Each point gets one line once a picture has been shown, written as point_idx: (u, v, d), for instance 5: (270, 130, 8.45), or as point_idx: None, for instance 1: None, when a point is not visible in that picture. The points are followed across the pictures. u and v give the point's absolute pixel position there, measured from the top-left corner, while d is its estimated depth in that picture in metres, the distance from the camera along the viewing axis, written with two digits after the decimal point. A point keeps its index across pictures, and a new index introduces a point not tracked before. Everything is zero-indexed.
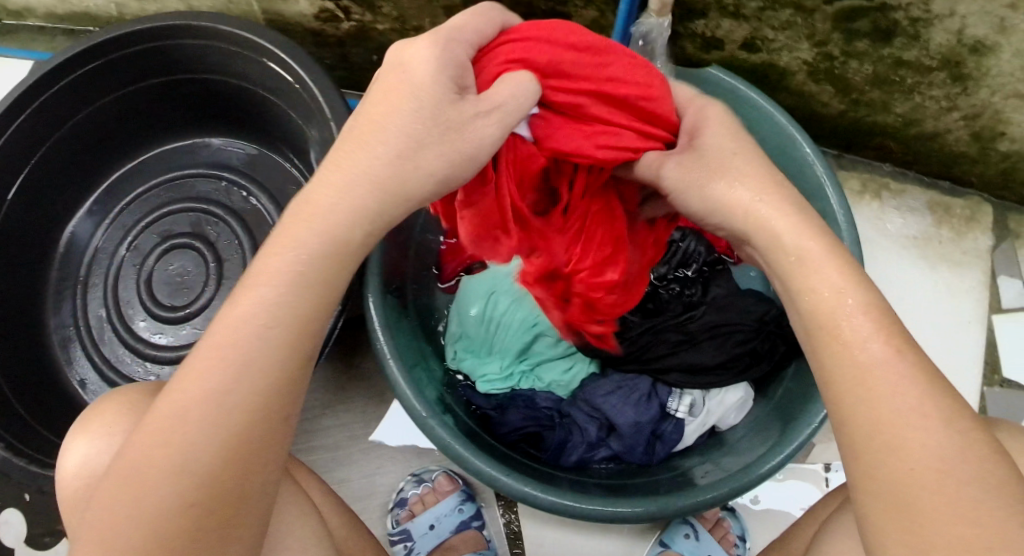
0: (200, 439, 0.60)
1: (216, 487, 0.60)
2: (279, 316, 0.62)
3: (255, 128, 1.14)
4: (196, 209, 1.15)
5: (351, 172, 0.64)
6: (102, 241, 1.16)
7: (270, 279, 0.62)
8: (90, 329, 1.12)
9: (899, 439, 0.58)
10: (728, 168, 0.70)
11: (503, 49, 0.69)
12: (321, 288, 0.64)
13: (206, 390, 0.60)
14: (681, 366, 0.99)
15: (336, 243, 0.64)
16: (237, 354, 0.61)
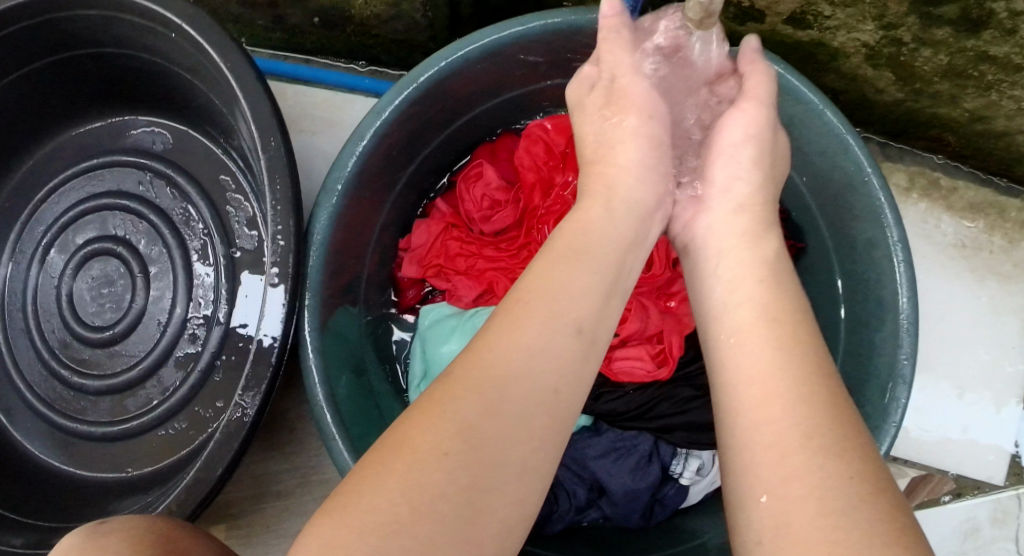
0: (464, 430, 0.49)
1: (456, 489, 0.48)
2: (562, 330, 0.53)
3: (181, 111, 0.92)
4: (119, 202, 0.95)
5: (596, 208, 0.59)
6: (14, 246, 0.98)
7: (549, 294, 0.54)
8: (7, 347, 0.95)
9: (806, 446, 0.48)
10: (765, 147, 0.64)
11: (468, 188, 0.85)
12: (608, 299, 0.56)
13: (494, 373, 0.51)
14: (689, 426, 0.83)
15: (613, 257, 0.57)
16: (501, 377, 0.51)
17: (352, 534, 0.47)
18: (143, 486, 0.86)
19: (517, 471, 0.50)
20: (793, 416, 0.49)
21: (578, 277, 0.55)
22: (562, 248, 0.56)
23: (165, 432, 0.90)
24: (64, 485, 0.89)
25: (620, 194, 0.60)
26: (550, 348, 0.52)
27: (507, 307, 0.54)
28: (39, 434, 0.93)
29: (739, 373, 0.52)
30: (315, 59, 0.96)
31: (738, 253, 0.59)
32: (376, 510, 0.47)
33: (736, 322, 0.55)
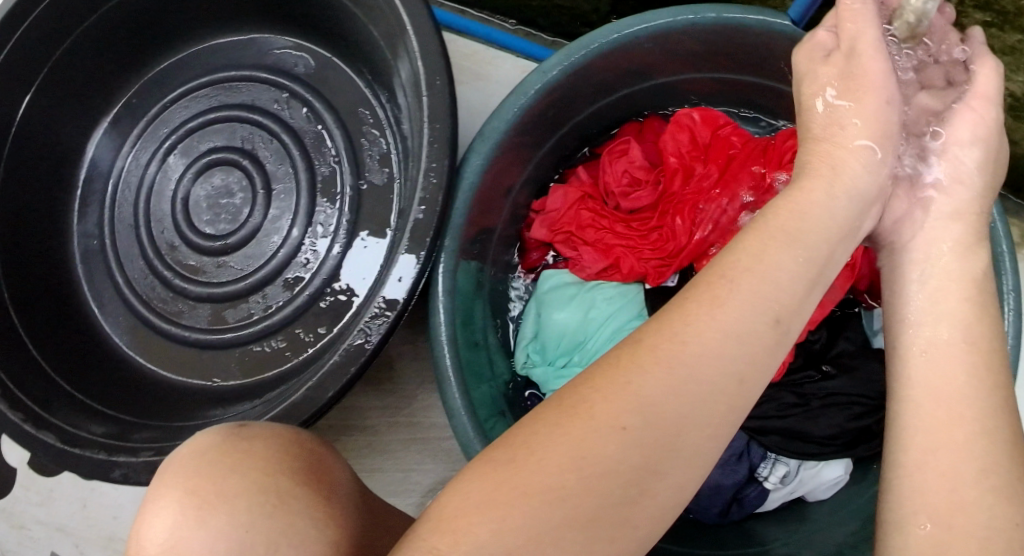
0: (646, 406, 0.50)
1: (627, 464, 0.49)
2: (760, 319, 0.53)
3: (329, 37, 0.91)
4: (250, 118, 0.95)
5: (808, 201, 0.58)
6: (134, 145, 0.99)
7: (755, 274, 0.54)
8: (115, 245, 0.97)
9: (978, 483, 0.51)
10: (992, 150, 0.65)
11: (612, 163, 0.89)
12: (809, 294, 0.55)
13: (686, 354, 0.51)
14: (783, 432, 0.85)
15: (819, 254, 0.56)
16: (693, 359, 0.51)
17: (518, 491, 0.49)
18: (230, 398, 0.88)
19: (689, 457, 0.51)
20: (973, 447, 0.52)
21: (787, 264, 0.55)
22: (774, 226, 0.57)
23: (259, 349, 0.90)
24: (152, 389, 0.91)
25: (843, 181, 0.60)
26: (743, 333, 0.52)
27: (711, 282, 0.54)
28: (127, 330, 0.95)
29: (931, 389, 0.55)
30: (470, 11, 0.97)
31: (942, 268, 0.61)
32: (545, 473, 0.49)
33: (932, 337, 0.58)
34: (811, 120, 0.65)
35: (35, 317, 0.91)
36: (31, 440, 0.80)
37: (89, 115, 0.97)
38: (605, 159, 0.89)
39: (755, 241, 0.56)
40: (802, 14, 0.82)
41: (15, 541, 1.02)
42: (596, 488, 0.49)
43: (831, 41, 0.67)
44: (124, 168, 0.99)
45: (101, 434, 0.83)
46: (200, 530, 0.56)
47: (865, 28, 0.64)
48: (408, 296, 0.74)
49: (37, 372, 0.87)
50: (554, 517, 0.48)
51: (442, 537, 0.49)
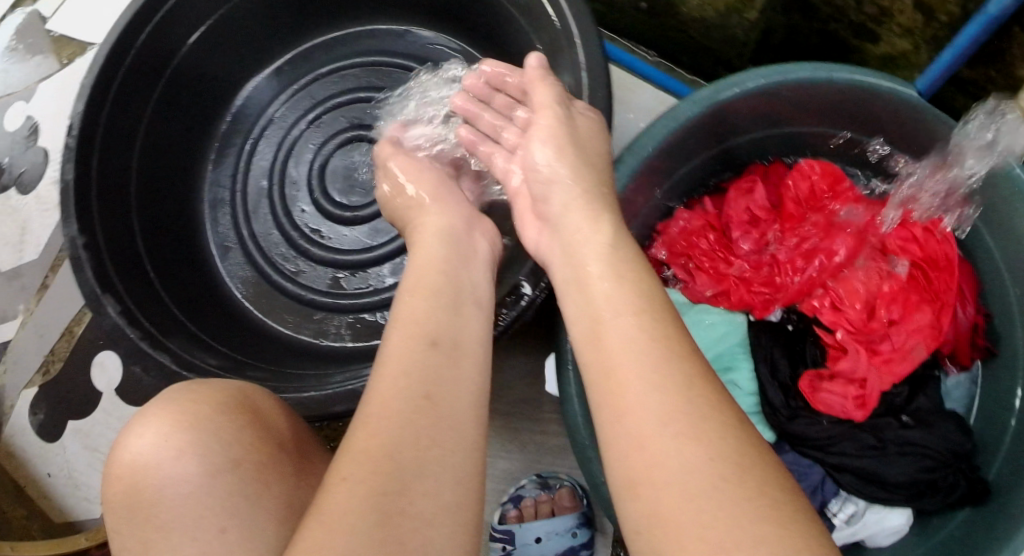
0: (400, 429, 0.53)
1: (391, 469, 0.51)
2: (415, 343, 0.57)
3: (482, 38, 0.97)
4: (396, 103, 1.02)
5: (426, 251, 0.66)
6: (279, 107, 1.06)
7: (404, 322, 0.59)
8: (245, 198, 1.03)
9: (654, 439, 0.51)
10: (564, 146, 0.71)
11: (735, 202, 0.98)
12: (455, 319, 0.60)
13: (405, 383, 0.55)
14: (858, 472, 0.89)
15: (450, 290, 0.62)
16: (397, 401, 0.54)
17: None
18: (340, 358, 0.94)
19: (448, 460, 0.53)
20: (664, 413, 0.52)
21: (422, 308, 0.60)
22: (406, 290, 0.62)
23: (372, 318, 0.97)
24: (261, 335, 0.96)
25: (443, 242, 0.68)
26: (432, 365, 0.56)
27: (400, 325, 0.59)
28: (245, 279, 1.01)
29: (611, 374, 0.55)
30: (618, 39, 1.07)
31: (580, 238, 0.64)
32: (340, 513, 0.49)
33: (607, 332, 0.57)
34: (406, 205, 0.76)
35: (160, 249, 0.96)
36: (147, 358, 0.84)
37: (237, 71, 1.04)
38: (730, 197, 0.98)
39: (409, 298, 0.62)
40: (930, 86, 0.86)
41: (87, 461, 1.04)
42: (396, 508, 0.50)
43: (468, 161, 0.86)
44: (267, 125, 1.05)
45: (215, 364, 0.87)
46: (140, 439, 0.68)
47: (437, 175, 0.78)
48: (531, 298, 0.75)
49: (156, 298, 0.91)
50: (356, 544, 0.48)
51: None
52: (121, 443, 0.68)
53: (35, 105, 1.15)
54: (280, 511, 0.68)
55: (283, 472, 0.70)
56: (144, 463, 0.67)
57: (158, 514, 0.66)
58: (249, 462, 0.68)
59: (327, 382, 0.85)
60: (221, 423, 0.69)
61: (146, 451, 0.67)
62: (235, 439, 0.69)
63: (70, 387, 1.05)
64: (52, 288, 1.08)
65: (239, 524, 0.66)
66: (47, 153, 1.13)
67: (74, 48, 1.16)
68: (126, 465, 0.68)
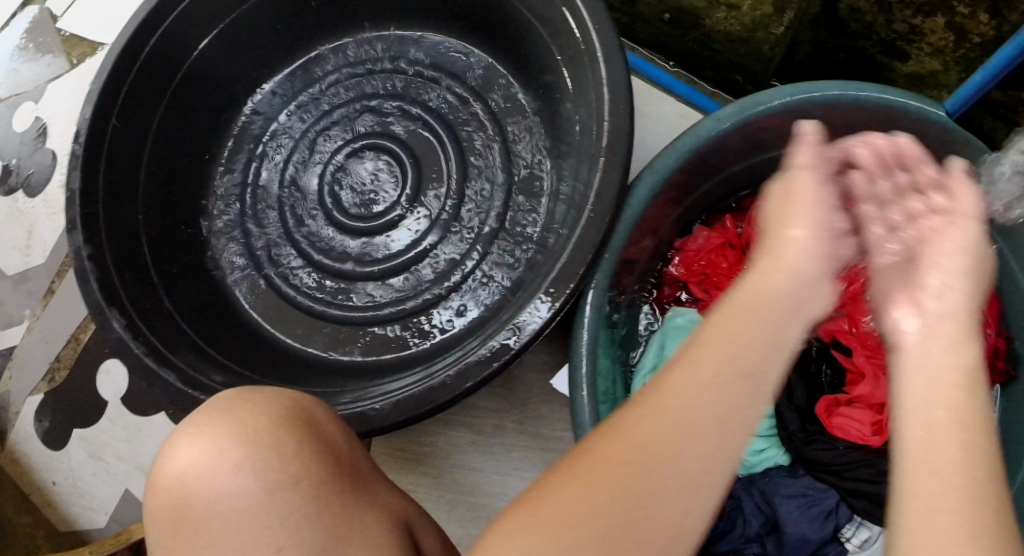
0: (662, 434, 0.49)
1: (633, 471, 0.49)
2: (725, 373, 0.51)
3: (501, 46, 0.95)
4: (409, 110, 1.00)
5: (763, 265, 0.57)
6: (287, 110, 1.03)
7: (719, 336, 0.52)
8: (252, 206, 1.01)
9: (932, 525, 0.43)
10: (978, 268, 0.57)
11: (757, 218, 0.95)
12: (766, 344, 0.52)
13: (694, 387, 0.50)
14: (874, 498, 0.87)
15: (777, 321, 0.53)
16: (677, 413, 0.50)
17: (546, 534, 0.48)
18: (350, 373, 0.91)
19: (694, 478, 0.49)
20: (955, 502, 0.44)
21: (745, 335, 0.52)
22: (736, 302, 0.55)
23: (382, 331, 0.94)
24: (269, 347, 0.94)
25: (785, 259, 0.57)
26: (727, 388, 0.50)
27: (710, 334, 0.53)
28: (252, 288, 0.98)
29: (914, 443, 0.47)
30: (638, 49, 1.05)
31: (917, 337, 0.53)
32: (574, 496, 0.49)
33: (928, 415, 0.48)
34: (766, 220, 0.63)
35: (169, 258, 0.95)
36: (151, 374, 0.83)
37: (250, 76, 1.02)
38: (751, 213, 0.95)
39: (731, 306, 0.54)
40: (960, 106, 0.84)
41: (93, 471, 1.03)
42: (631, 504, 0.48)
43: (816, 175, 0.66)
44: (275, 130, 1.03)
45: (221, 382, 0.85)
46: (192, 449, 0.68)
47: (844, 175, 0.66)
48: (549, 320, 0.76)
49: (160, 309, 0.90)
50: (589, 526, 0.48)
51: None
52: (166, 455, 0.68)
53: (44, 106, 1.13)
54: (340, 528, 0.66)
55: (340, 488, 0.68)
56: (193, 476, 0.67)
57: (207, 529, 0.66)
58: (308, 478, 0.67)
59: (334, 402, 0.84)
60: (277, 435, 0.68)
61: (195, 463, 0.67)
62: (290, 453, 0.67)
63: (77, 395, 1.04)
64: (59, 293, 1.07)
65: (300, 542, 0.65)
66: (55, 155, 1.12)
67: (85, 48, 1.14)
68: (172, 476, 0.67)
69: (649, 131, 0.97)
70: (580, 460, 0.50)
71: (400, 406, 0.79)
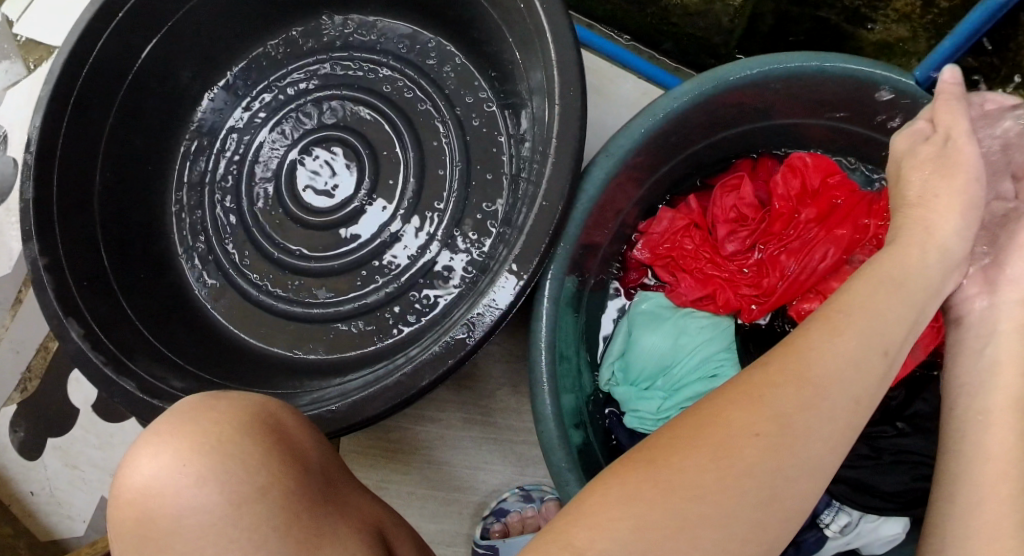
0: (787, 413, 0.52)
1: (756, 457, 0.51)
2: (873, 350, 0.55)
3: (455, 31, 0.93)
4: (364, 101, 0.97)
5: (910, 250, 0.61)
6: (243, 106, 1.01)
7: (865, 309, 0.56)
8: (213, 206, 0.99)
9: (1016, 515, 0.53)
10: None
11: (722, 200, 0.92)
12: (902, 332, 0.57)
13: (830, 361, 0.54)
14: (853, 482, 0.86)
15: (909, 301, 0.58)
16: (811, 388, 0.53)
17: (660, 493, 0.51)
18: (315, 372, 0.89)
19: (811, 469, 0.52)
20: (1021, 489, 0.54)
21: (881, 312, 0.56)
22: (881, 272, 0.59)
23: (346, 328, 0.92)
24: (234, 348, 0.93)
25: (936, 240, 0.62)
26: (864, 363, 0.55)
27: (837, 308, 0.57)
28: (214, 288, 0.97)
29: (972, 423, 0.59)
30: (597, 26, 1.02)
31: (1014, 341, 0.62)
32: (695, 466, 0.51)
33: (990, 404, 0.59)
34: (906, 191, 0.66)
35: (128, 263, 0.94)
36: (110, 383, 0.82)
37: (204, 73, 1.00)
38: (715, 195, 0.92)
39: (863, 282, 0.58)
40: (931, 75, 0.80)
41: (68, 480, 1.03)
42: (747, 481, 0.51)
43: (928, 127, 0.69)
44: (232, 127, 1.01)
45: (181, 389, 0.84)
46: (155, 461, 0.65)
47: (958, 117, 0.67)
48: (507, 311, 0.74)
49: (121, 317, 0.89)
50: (708, 495, 0.51)
51: (579, 530, 0.51)
52: (131, 467, 0.66)
53: (4, 114, 1.12)
54: (311, 538, 0.65)
55: (311, 498, 0.67)
56: (157, 489, 0.65)
57: (174, 544, 0.64)
58: (277, 488, 0.65)
59: (294, 403, 0.82)
60: (245, 445, 0.66)
61: (159, 477, 0.65)
62: (258, 463, 0.65)
63: (49, 404, 1.04)
64: (28, 302, 1.07)
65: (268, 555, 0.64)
66: (16, 163, 1.10)
67: (42, 52, 1.12)
68: (135, 490, 0.65)
69: (608, 110, 0.95)
70: (702, 428, 0.53)
71: (357, 407, 0.77)
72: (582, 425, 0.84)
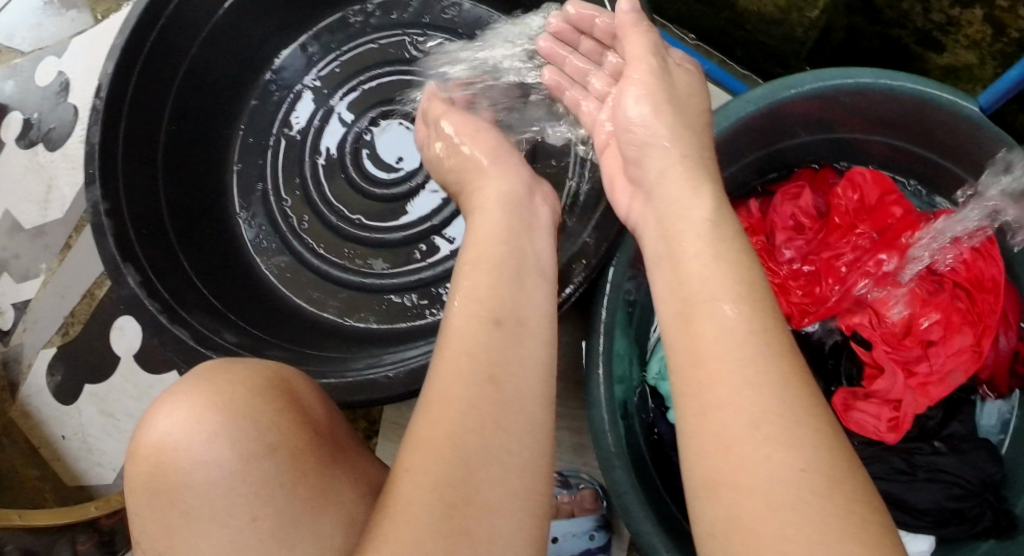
0: (482, 386, 0.52)
1: (461, 435, 0.51)
2: (481, 322, 0.55)
3: (530, 16, 0.94)
4: (433, 78, 0.98)
5: (495, 199, 0.64)
6: (312, 73, 1.02)
7: (483, 272, 0.58)
8: (275, 168, 1.00)
9: (732, 420, 0.48)
10: None
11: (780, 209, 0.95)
12: (498, 269, 0.58)
13: (478, 327, 0.55)
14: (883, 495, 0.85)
15: (506, 249, 0.60)
16: (481, 359, 0.54)
17: (404, 516, 0.49)
18: (364, 341, 0.90)
19: (515, 427, 0.52)
20: (738, 387, 0.48)
21: (488, 271, 0.58)
22: (478, 233, 0.62)
23: (398, 301, 0.94)
24: (291, 314, 0.94)
25: (496, 189, 0.65)
26: (515, 323, 0.56)
27: (466, 277, 0.58)
28: (266, 252, 0.98)
29: (687, 323, 0.52)
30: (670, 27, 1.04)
31: (681, 213, 0.58)
32: (416, 473, 0.51)
33: (706, 315, 0.52)
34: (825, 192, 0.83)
35: (184, 217, 0.94)
36: (162, 331, 0.82)
37: (272, 37, 1.01)
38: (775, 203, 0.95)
39: (472, 252, 0.60)
40: (993, 102, 0.80)
41: (101, 427, 1.03)
42: (474, 468, 0.50)
43: None
44: (300, 92, 1.02)
45: (234, 342, 0.85)
46: (169, 418, 0.62)
47: None
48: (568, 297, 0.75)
49: (175, 266, 0.89)
50: (437, 492, 0.50)
51: None
52: (147, 421, 0.62)
53: (66, 61, 1.12)
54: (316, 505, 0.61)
55: (321, 460, 0.63)
56: (169, 445, 0.61)
57: (182, 506, 0.59)
58: (288, 448, 0.61)
59: (347, 368, 0.83)
60: (258, 406, 0.62)
61: (174, 432, 0.61)
62: (270, 425, 0.62)
63: (89, 351, 1.04)
64: (78, 249, 1.07)
65: (274, 512, 0.59)
66: (76, 111, 1.11)
67: (110, 4, 1.12)
68: (148, 445, 0.61)
69: None
70: (413, 440, 0.52)
71: (411, 376, 0.78)
72: (628, 414, 0.86)
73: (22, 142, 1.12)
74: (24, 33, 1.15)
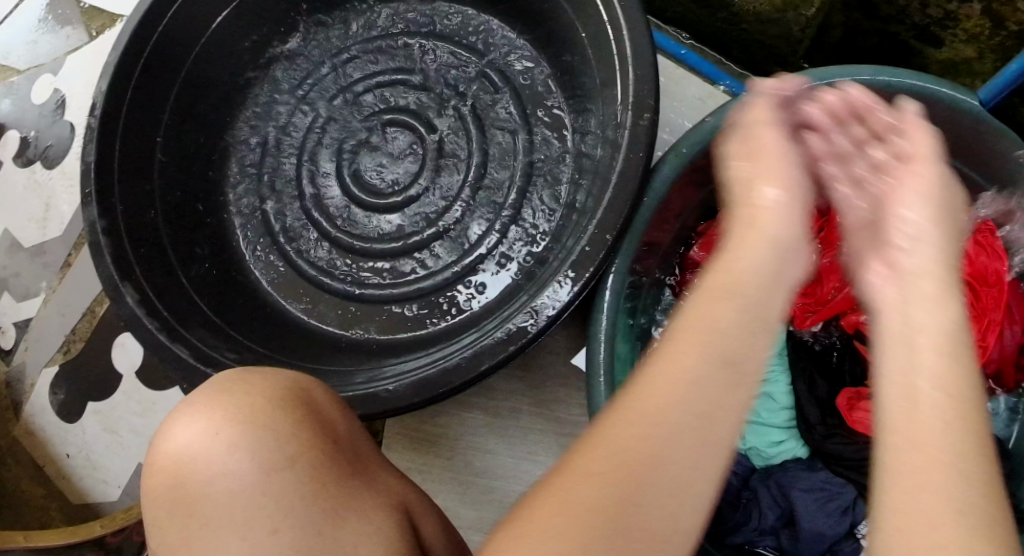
0: (692, 412, 0.47)
1: (641, 452, 0.46)
2: (711, 362, 0.49)
3: (524, 23, 0.94)
4: (431, 87, 0.98)
5: (753, 215, 0.58)
6: (308, 84, 1.02)
7: (732, 282, 0.53)
8: (274, 180, 1.00)
9: (924, 466, 0.43)
10: None
11: None
12: (756, 294, 0.52)
13: (715, 336, 0.50)
14: None
15: (766, 275, 0.54)
16: (694, 381, 0.48)
17: (561, 519, 0.45)
18: (370, 352, 0.90)
19: (692, 459, 0.46)
20: (928, 425, 0.45)
21: (742, 286, 0.52)
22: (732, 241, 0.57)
23: (400, 310, 0.93)
24: (297, 327, 0.94)
25: (760, 198, 0.59)
26: (749, 348, 0.50)
27: (712, 281, 0.53)
28: (265, 265, 0.98)
29: (904, 353, 0.48)
30: (667, 27, 1.03)
31: (925, 309, 0.50)
32: (578, 478, 0.46)
33: (929, 355, 0.47)
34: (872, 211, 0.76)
35: (184, 231, 0.94)
36: (162, 349, 0.81)
37: (266, 50, 1.01)
38: None
39: (718, 261, 0.55)
40: (992, 97, 0.78)
41: (106, 444, 1.03)
42: (646, 493, 0.45)
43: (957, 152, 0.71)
44: (298, 103, 1.02)
45: (234, 359, 0.84)
46: (183, 432, 0.61)
47: None
48: (568, 305, 0.74)
49: (174, 282, 0.89)
50: (596, 506, 0.45)
51: None
52: (167, 431, 0.62)
53: (62, 78, 1.12)
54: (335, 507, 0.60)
55: (341, 468, 0.62)
56: (189, 458, 0.60)
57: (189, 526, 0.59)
58: (306, 459, 0.60)
59: (349, 381, 0.83)
60: (281, 418, 0.62)
61: (174, 451, 0.61)
62: (291, 434, 0.61)
63: (92, 368, 1.04)
64: (79, 266, 1.07)
65: (295, 522, 0.58)
66: (73, 128, 1.11)
67: (104, 19, 1.12)
68: (166, 458, 0.61)
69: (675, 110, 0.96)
70: (592, 441, 0.47)
71: (413, 387, 0.77)
72: None
73: (20, 161, 1.12)
74: (20, 51, 1.15)
